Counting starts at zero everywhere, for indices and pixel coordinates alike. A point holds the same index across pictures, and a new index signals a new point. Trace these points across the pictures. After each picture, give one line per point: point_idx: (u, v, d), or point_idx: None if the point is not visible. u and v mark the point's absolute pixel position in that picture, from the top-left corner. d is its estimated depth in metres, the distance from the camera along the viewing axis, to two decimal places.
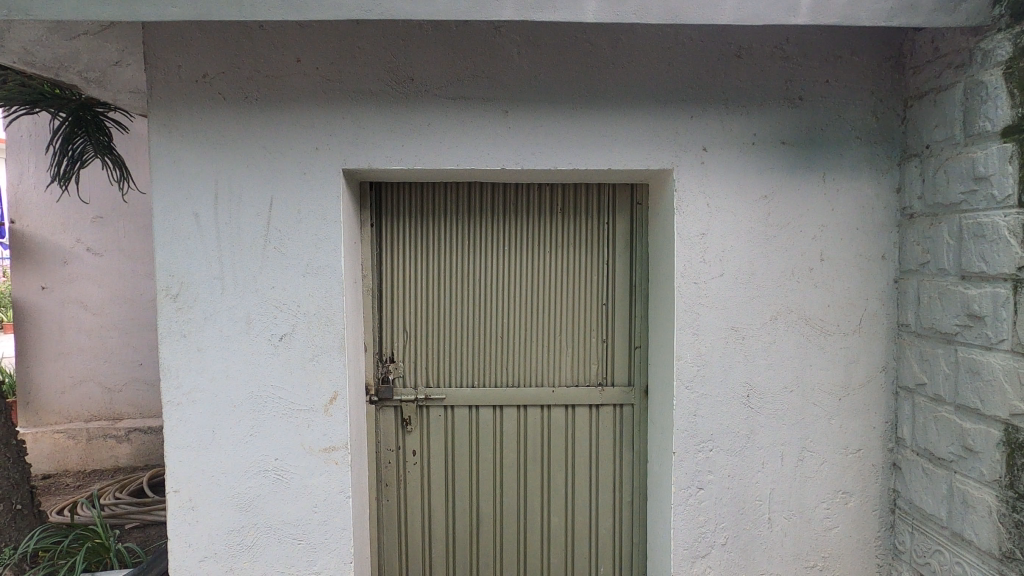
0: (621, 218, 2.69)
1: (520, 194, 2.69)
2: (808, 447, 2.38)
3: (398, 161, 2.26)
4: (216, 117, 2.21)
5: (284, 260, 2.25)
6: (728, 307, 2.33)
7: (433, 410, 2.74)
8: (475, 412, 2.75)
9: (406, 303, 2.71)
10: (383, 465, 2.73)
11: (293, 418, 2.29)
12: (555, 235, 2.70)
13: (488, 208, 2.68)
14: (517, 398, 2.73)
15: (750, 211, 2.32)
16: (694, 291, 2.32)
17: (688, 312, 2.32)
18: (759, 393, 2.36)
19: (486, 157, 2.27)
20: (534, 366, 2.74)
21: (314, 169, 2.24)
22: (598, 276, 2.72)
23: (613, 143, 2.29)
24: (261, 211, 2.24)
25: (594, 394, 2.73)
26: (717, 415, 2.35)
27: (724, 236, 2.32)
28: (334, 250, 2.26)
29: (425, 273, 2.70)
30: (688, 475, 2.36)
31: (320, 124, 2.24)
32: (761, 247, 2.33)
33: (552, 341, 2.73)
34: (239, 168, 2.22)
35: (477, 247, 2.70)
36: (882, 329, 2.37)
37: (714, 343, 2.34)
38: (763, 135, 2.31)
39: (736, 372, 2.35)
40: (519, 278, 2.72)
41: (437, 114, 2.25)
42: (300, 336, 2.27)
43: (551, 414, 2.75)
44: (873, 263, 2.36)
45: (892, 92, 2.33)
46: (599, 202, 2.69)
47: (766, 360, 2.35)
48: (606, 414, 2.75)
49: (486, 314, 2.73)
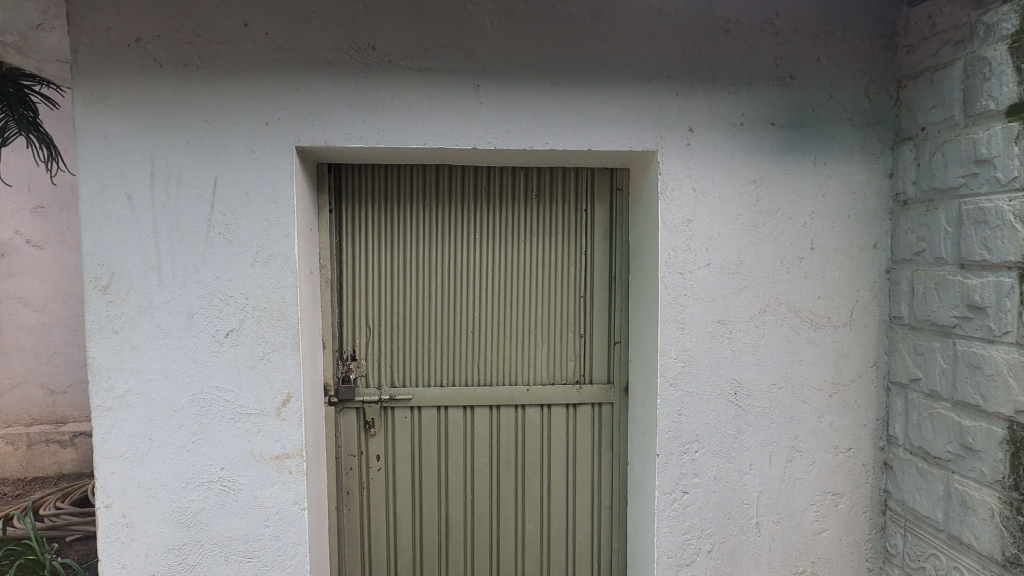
0: (600, 204, 2.53)
1: (493, 179, 2.50)
2: (797, 447, 2.26)
3: (358, 139, 2.06)
4: (152, 87, 1.97)
5: (230, 248, 2.02)
6: (715, 299, 2.19)
7: (398, 411, 2.54)
8: (444, 413, 2.56)
9: (369, 295, 2.50)
10: (344, 472, 2.52)
11: (240, 423, 2.06)
12: (530, 223, 2.52)
13: (459, 192, 2.49)
14: (489, 397, 2.55)
15: (737, 197, 2.18)
16: (680, 282, 2.17)
17: (672, 305, 2.17)
18: (746, 390, 2.22)
19: (456, 136, 2.08)
20: (508, 364, 2.56)
21: (263, 147, 2.01)
22: (576, 267, 2.55)
23: (593, 122, 2.13)
24: (205, 193, 2.00)
25: (571, 393, 2.56)
26: (702, 414, 2.21)
27: (710, 223, 2.17)
28: (287, 236, 2.04)
29: (390, 264, 2.50)
30: (673, 479, 2.21)
31: (270, 96, 2.01)
32: (749, 235, 2.19)
33: (527, 337, 2.56)
34: (179, 145, 1.99)
35: (446, 235, 2.51)
36: (874, 322, 2.26)
37: (700, 337, 2.19)
38: (751, 116, 2.17)
39: (723, 369, 2.21)
40: (492, 270, 2.53)
41: (402, 88, 2.05)
42: (249, 332, 2.05)
43: (525, 414, 2.58)
44: (865, 253, 2.24)
45: (884, 72, 2.21)
46: (577, 188, 2.52)
47: (754, 355, 2.22)
48: (584, 413, 2.59)
49: (456, 308, 2.54)
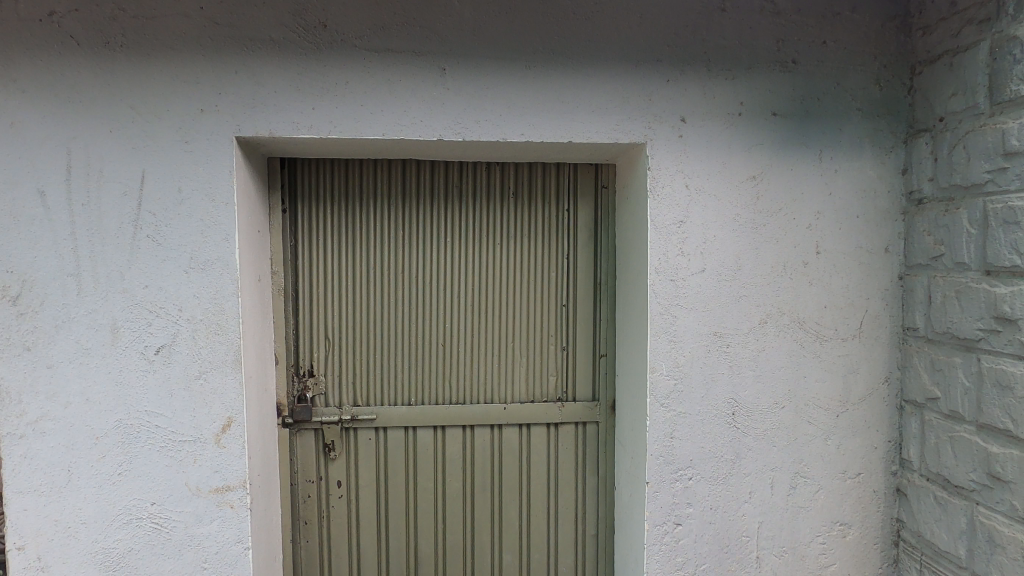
0: (583, 203, 2.30)
1: (465, 176, 2.27)
2: (801, 473, 2.03)
3: (307, 129, 1.81)
4: (69, 68, 1.72)
5: (160, 252, 1.77)
6: (710, 309, 1.97)
7: (361, 432, 2.29)
8: (412, 435, 2.31)
9: (327, 305, 2.25)
10: (301, 500, 2.27)
11: (174, 451, 1.81)
12: (506, 225, 2.29)
13: (427, 190, 2.26)
14: (461, 417, 2.31)
15: (735, 195, 1.96)
16: (671, 289, 1.94)
17: (663, 315, 1.95)
18: (745, 410, 2.00)
19: (420, 126, 1.84)
20: (481, 379, 2.32)
21: (199, 137, 1.77)
22: (556, 273, 2.32)
23: (575, 110, 1.89)
24: (131, 190, 1.75)
25: (552, 411, 2.33)
26: (697, 437, 1.98)
27: (705, 224, 1.95)
28: (226, 239, 1.80)
29: (350, 270, 2.25)
30: (664, 509, 1.98)
31: (207, 79, 1.77)
32: (748, 238, 1.97)
33: (502, 350, 2.33)
34: (101, 135, 1.74)
35: (412, 238, 2.27)
36: (885, 334, 2.04)
37: (694, 351, 1.96)
38: (751, 104, 1.95)
39: (719, 387, 1.98)
40: (464, 276, 2.30)
41: (357, 71, 1.81)
42: (184, 348, 1.80)
43: (502, 435, 2.34)
44: (876, 257, 2.02)
45: (897, 56, 1.99)
46: (558, 185, 2.29)
47: (753, 371, 1.99)
48: (566, 433, 2.35)
49: (424, 318, 2.30)
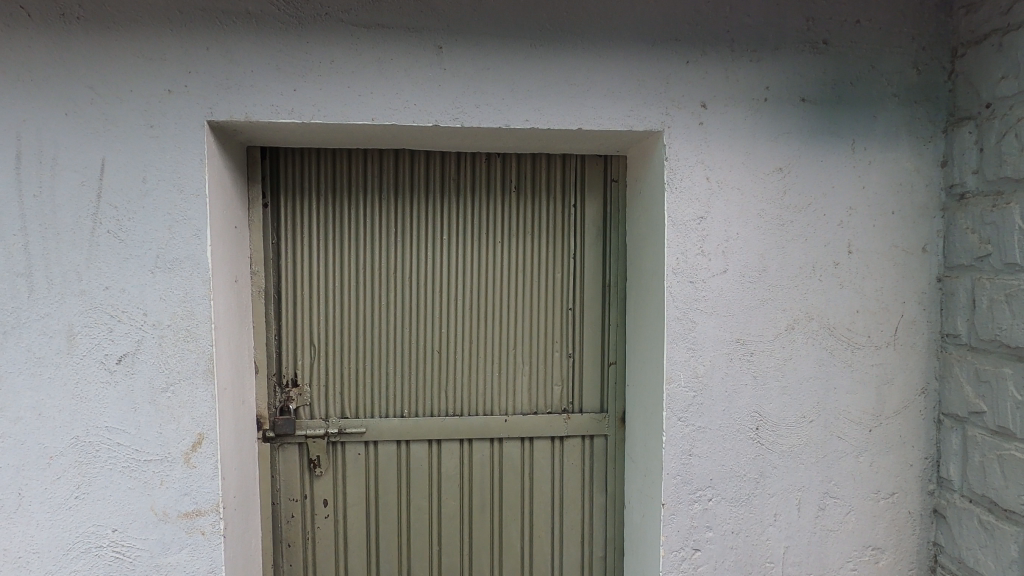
0: (591, 198, 2.12)
1: (463, 168, 2.09)
2: (831, 493, 1.86)
3: (288, 113, 1.63)
4: (18, 43, 1.53)
5: (123, 250, 1.58)
6: (733, 314, 1.79)
7: (349, 446, 2.11)
8: (405, 449, 2.13)
9: (312, 308, 2.07)
10: (284, 521, 2.09)
11: (138, 472, 1.62)
12: (508, 222, 2.11)
13: (422, 183, 2.07)
14: (459, 429, 2.13)
15: (760, 189, 1.78)
16: (690, 292, 1.77)
17: (681, 321, 1.77)
18: (770, 424, 1.82)
19: (414, 110, 1.66)
20: (481, 389, 2.14)
21: (167, 121, 1.58)
22: (562, 274, 2.14)
23: (585, 94, 1.71)
24: (90, 181, 1.57)
25: (557, 424, 2.15)
26: (717, 455, 1.81)
27: (727, 221, 1.77)
28: (196, 236, 1.61)
29: (337, 269, 2.07)
30: (682, 533, 1.81)
31: (175, 56, 1.58)
32: (774, 235, 1.79)
33: (503, 357, 2.14)
34: (54, 118, 1.55)
35: (405, 235, 2.08)
36: (922, 342, 1.87)
37: (714, 360, 1.79)
38: (777, 89, 1.77)
39: (742, 399, 1.81)
40: (462, 277, 2.11)
41: (344, 48, 1.63)
42: (149, 357, 1.61)
43: (503, 449, 2.16)
44: (913, 257, 1.84)
45: (937, 37, 1.82)
46: (564, 178, 2.11)
47: (779, 382, 1.82)
48: (572, 447, 2.17)
49: (417, 323, 2.11)
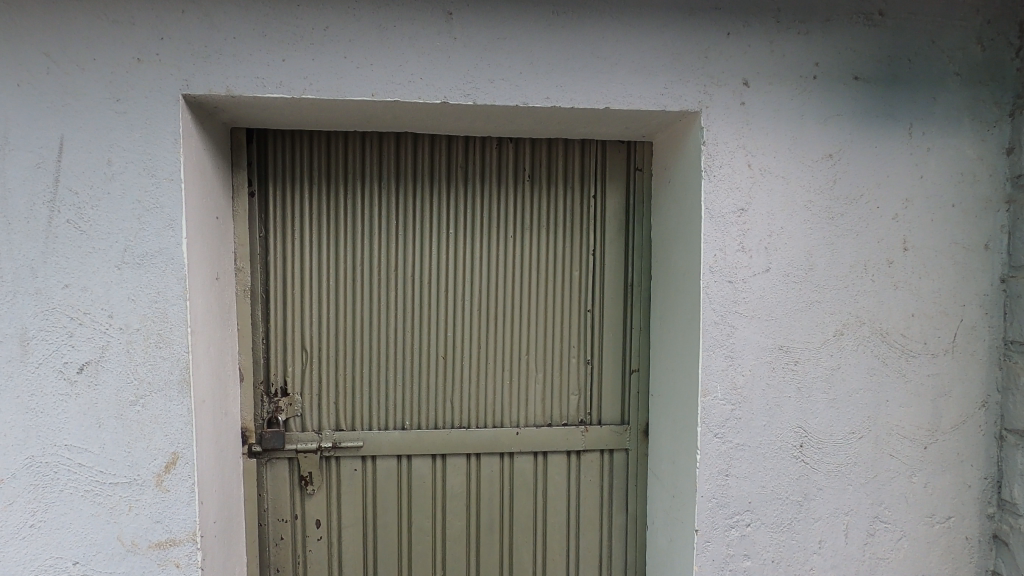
0: (613, 188, 1.92)
1: (471, 155, 1.89)
2: (882, 517, 1.67)
3: (276, 87, 1.42)
4: None
5: (84, 242, 1.38)
6: (776, 318, 1.60)
7: (345, 462, 1.91)
8: (406, 465, 1.93)
9: (304, 309, 1.87)
10: (272, 544, 1.89)
11: (103, 497, 1.42)
12: (520, 215, 1.91)
13: (426, 171, 1.87)
14: (465, 443, 1.93)
15: (808, 177, 1.59)
16: (729, 293, 1.58)
17: (719, 326, 1.58)
18: (816, 441, 1.63)
19: (420, 85, 1.46)
20: (489, 398, 1.94)
21: (135, 95, 1.38)
22: (579, 272, 1.94)
23: (614, 69, 1.52)
24: (47, 163, 1.36)
25: (573, 438, 1.96)
26: (756, 475, 1.62)
27: (770, 213, 1.58)
28: (169, 226, 1.40)
29: (332, 266, 1.87)
30: (717, 562, 1.62)
31: (145, 20, 1.38)
32: (822, 230, 1.60)
33: (515, 363, 1.95)
34: (5, 89, 1.34)
35: (407, 229, 1.88)
36: (984, 349, 1.68)
37: (755, 370, 1.60)
38: (827, 65, 1.58)
39: (785, 413, 1.62)
40: (470, 275, 1.92)
41: (340, 13, 1.42)
42: (115, 366, 1.41)
43: (514, 464, 1.96)
44: (974, 255, 1.65)
45: (1004, 9, 1.63)
46: (583, 167, 1.91)
47: (826, 394, 1.63)
48: (590, 462, 1.98)
49: (420, 326, 1.91)
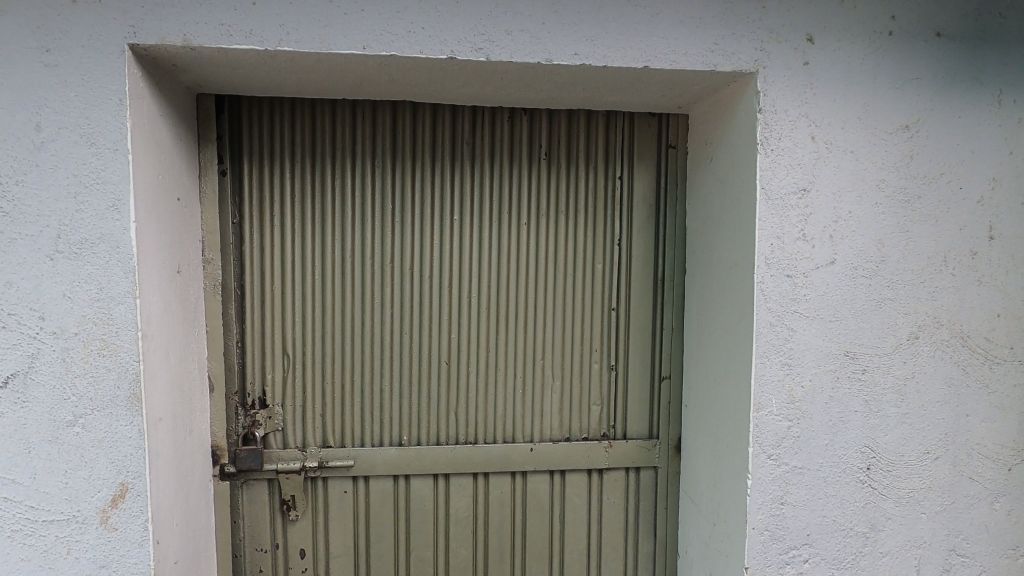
0: (643, 169, 1.67)
1: (479, 129, 1.63)
2: (959, 551, 1.43)
3: (245, 37, 1.16)
4: None
5: (6, 226, 1.11)
6: (842, 319, 1.35)
7: (333, 483, 1.66)
8: (404, 487, 1.68)
9: (285, 307, 1.61)
10: None
11: (34, 538, 1.16)
12: (535, 199, 1.66)
13: (427, 147, 1.62)
14: (472, 461, 1.69)
15: (881, 153, 1.34)
16: (787, 290, 1.33)
17: (775, 329, 1.33)
18: (885, 464, 1.39)
19: (421, 36, 1.20)
20: (498, 410, 1.70)
21: (70, 44, 1.12)
22: (603, 265, 1.69)
23: (654, 20, 1.26)
24: None
25: (595, 455, 1.71)
26: (816, 503, 1.38)
27: (837, 195, 1.33)
28: (113, 208, 1.14)
29: (318, 257, 1.61)
30: None
31: None
32: (896, 215, 1.35)
33: (528, 370, 1.70)
34: None
35: (405, 215, 1.63)
36: None
37: (816, 381, 1.36)
38: (905, 19, 1.33)
39: (850, 430, 1.38)
40: (477, 269, 1.66)
41: None
42: (48, 378, 1.15)
43: (527, 484, 1.72)
44: None
45: None
46: (608, 144, 1.66)
47: (898, 409, 1.39)
48: (614, 482, 1.74)
49: (420, 327, 1.66)
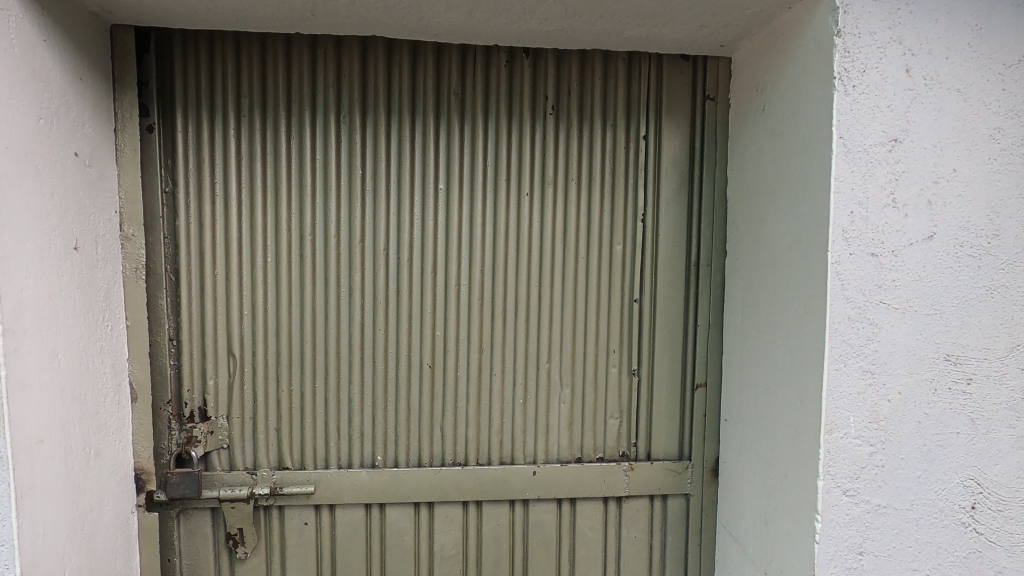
0: (673, 126, 1.35)
1: (469, 75, 1.31)
2: None
3: None
4: None
5: None
6: (943, 312, 1.03)
7: (291, 513, 1.35)
8: (378, 518, 1.37)
9: (229, 297, 1.30)
10: None
11: None
12: (540, 164, 1.34)
13: (406, 98, 1.30)
14: (462, 487, 1.37)
15: (997, 92, 1.01)
16: (871, 273, 1.01)
17: (855, 325, 1.01)
18: (995, 503, 1.07)
19: None
20: (494, 425, 1.38)
21: None
22: (623, 247, 1.37)
23: None
24: None
25: (613, 481, 1.40)
26: (905, 553, 1.06)
27: (939, 148, 1.00)
28: None
29: (269, 235, 1.30)
30: None
31: None
32: (1016, 175, 1.02)
33: (530, 376, 1.38)
34: None
35: (377, 183, 1.31)
36: None
37: (907, 393, 1.03)
38: None
39: (950, 459, 1.05)
40: (467, 251, 1.35)
41: None
42: None
43: (529, 515, 1.40)
44: None
45: None
46: (631, 95, 1.34)
47: (1012, 431, 1.06)
48: (636, 512, 1.42)
49: (397, 323, 1.35)
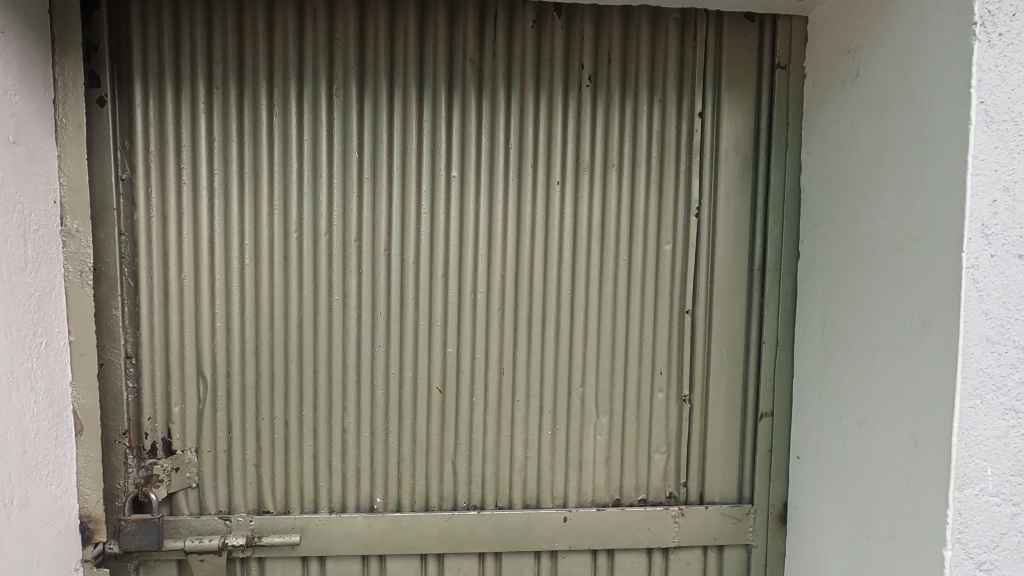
0: (734, 100, 1.12)
1: (488, 39, 1.08)
2: None
3: None
4: None
5: None
6: None
7: (272, 567, 1.12)
8: (377, 572, 1.14)
9: (199, 307, 1.08)
10: None
11: None
12: (573, 146, 1.11)
13: (412, 66, 1.08)
14: (478, 536, 1.14)
15: None
16: (1017, 281, 0.78)
17: (996, 348, 0.78)
18: None
19: None
20: (516, 461, 1.15)
21: None
22: (672, 247, 1.14)
23: None
24: None
25: (659, 529, 1.16)
26: None
27: None
28: None
29: (247, 232, 1.08)
30: None
31: None
32: None
33: (560, 402, 1.15)
34: None
35: (377, 169, 1.09)
36: None
37: None
38: None
39: None
40: (485, 252, 1.12)
41: None
42: None
43: (558, 569, 1.17)
44: None
45: None
46: (684, 63, 1.11)
47: None
48: (686, 565, 1.18)
49: (401, 339, 1.12)
